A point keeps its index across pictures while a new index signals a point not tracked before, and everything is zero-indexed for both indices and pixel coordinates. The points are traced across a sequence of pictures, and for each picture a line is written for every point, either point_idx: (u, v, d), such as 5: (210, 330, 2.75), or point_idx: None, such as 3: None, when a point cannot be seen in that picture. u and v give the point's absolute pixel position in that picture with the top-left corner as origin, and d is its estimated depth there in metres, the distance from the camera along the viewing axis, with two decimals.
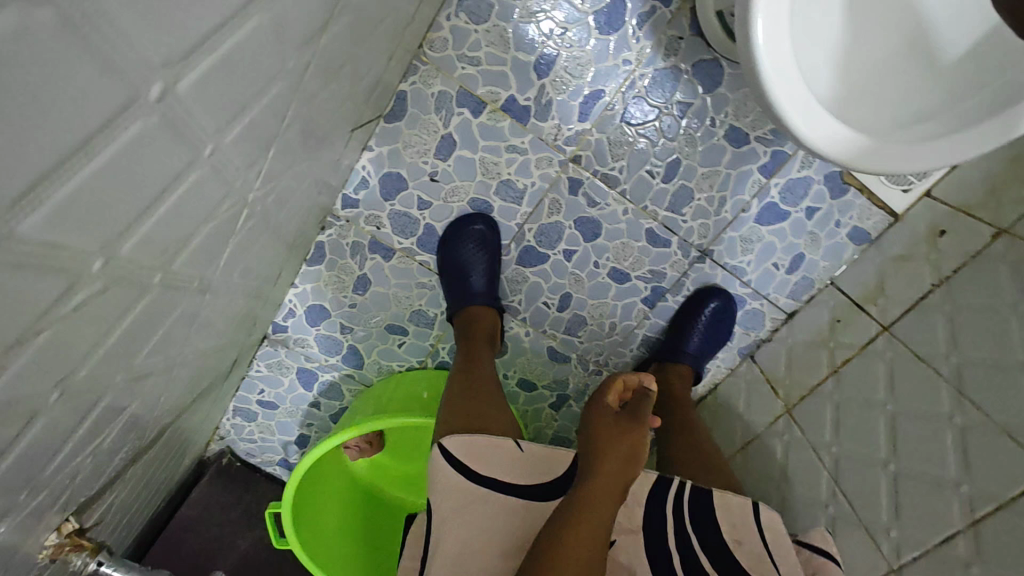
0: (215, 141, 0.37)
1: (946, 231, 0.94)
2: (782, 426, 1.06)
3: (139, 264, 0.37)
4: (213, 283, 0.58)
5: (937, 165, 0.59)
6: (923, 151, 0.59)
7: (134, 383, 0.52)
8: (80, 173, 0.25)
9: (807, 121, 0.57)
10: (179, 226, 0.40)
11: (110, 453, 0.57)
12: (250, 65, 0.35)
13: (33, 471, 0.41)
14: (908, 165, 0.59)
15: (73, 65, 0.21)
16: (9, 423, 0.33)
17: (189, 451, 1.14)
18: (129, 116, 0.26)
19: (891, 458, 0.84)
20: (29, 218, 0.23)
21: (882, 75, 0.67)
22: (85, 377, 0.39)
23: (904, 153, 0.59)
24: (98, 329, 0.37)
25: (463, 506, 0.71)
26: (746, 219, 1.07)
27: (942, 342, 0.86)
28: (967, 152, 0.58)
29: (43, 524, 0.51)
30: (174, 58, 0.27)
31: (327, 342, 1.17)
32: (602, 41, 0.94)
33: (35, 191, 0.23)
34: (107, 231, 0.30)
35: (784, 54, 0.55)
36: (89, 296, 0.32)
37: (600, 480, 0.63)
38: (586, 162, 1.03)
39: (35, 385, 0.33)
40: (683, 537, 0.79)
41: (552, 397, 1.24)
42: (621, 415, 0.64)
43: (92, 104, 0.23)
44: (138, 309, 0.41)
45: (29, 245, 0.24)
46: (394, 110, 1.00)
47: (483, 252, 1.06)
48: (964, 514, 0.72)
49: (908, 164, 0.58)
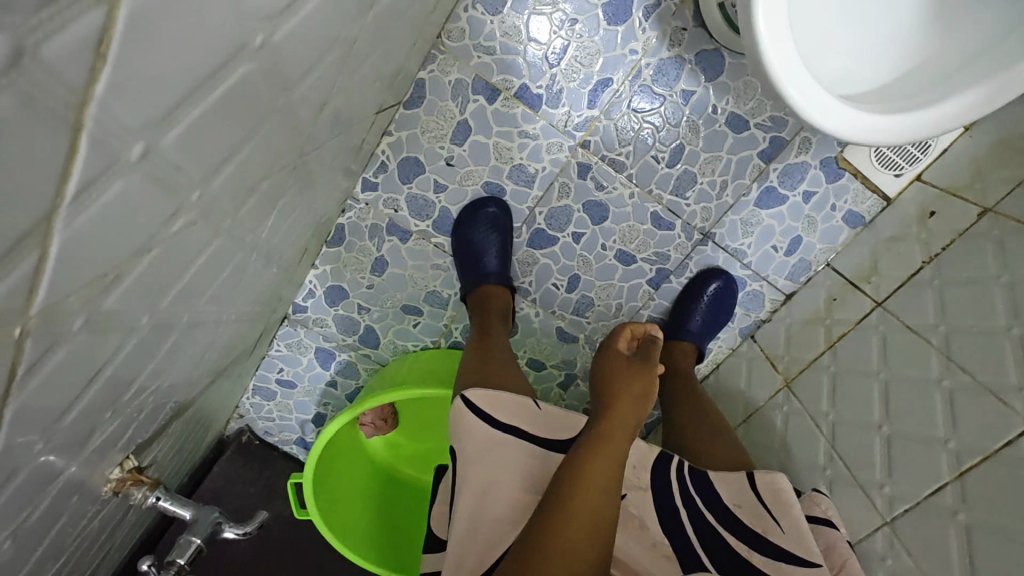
0: (284, 97, 0.42)
1: (934, 211, 1.00)
2: (781, 399, 1.11)
3: (219, 204, 0.42)
4: (257, 243, 0.63)
5: (919, 135, 0.63)
6: (919, 123, 0.63)
7: (191, 329, 0.57)
8: (202, 102, 0.30)
9: (805, 94, 0.61)
10: (249, 175, 0.45)
11: (164, 398, 0.62)
12: (315, 29, 0.40)
13: (114, 391, 0.46)
14: (894, 136, 0.63)
15: (220, 6, 0.26)
16: (114, 335, 0.38)
17: (212, 426, 1.19)
18: (241, 59, 0.31)
19: (885, 421, 0.89)
20: (168, 136, 0.28)
21: (882, 54, 0.72)
22: (164, 307, 0.45)
23: (893, 125, 0.63)
24: (182, 261, 0.42)
25: (485, 448, 0.78)
26: (747, 203, 1.12)
27: (932, 313, 0.91)
28: (948, 123, 0.63)
29: (109, 458, 0.56)
30: (275, 12, 0.32)
31: (345, 322, 1.22)
32: (610, 32, 1.00)
33: (175, 113, 0.28)
34: (207, 165, 0.35)
35: (782, 37, 0.59)
36: (185, 224, 0.38)
37: (616, 418, 0.70)
38: (594, 147, 1.08)
39: (137, 302, 0.38)
40: (689, 497, 0.85)
41: (560, 376, 1.29)
42: (633, 358, 0.75)
43: (221, 44, 0.28)
44: (209, 250, 0.46)
45: (163, 161, 0.29)
46: (413, 97, 1.05)
47: (496, 234, 1.11)
48: (952, 467, 0.77)
49: (896, 136, 0.63)
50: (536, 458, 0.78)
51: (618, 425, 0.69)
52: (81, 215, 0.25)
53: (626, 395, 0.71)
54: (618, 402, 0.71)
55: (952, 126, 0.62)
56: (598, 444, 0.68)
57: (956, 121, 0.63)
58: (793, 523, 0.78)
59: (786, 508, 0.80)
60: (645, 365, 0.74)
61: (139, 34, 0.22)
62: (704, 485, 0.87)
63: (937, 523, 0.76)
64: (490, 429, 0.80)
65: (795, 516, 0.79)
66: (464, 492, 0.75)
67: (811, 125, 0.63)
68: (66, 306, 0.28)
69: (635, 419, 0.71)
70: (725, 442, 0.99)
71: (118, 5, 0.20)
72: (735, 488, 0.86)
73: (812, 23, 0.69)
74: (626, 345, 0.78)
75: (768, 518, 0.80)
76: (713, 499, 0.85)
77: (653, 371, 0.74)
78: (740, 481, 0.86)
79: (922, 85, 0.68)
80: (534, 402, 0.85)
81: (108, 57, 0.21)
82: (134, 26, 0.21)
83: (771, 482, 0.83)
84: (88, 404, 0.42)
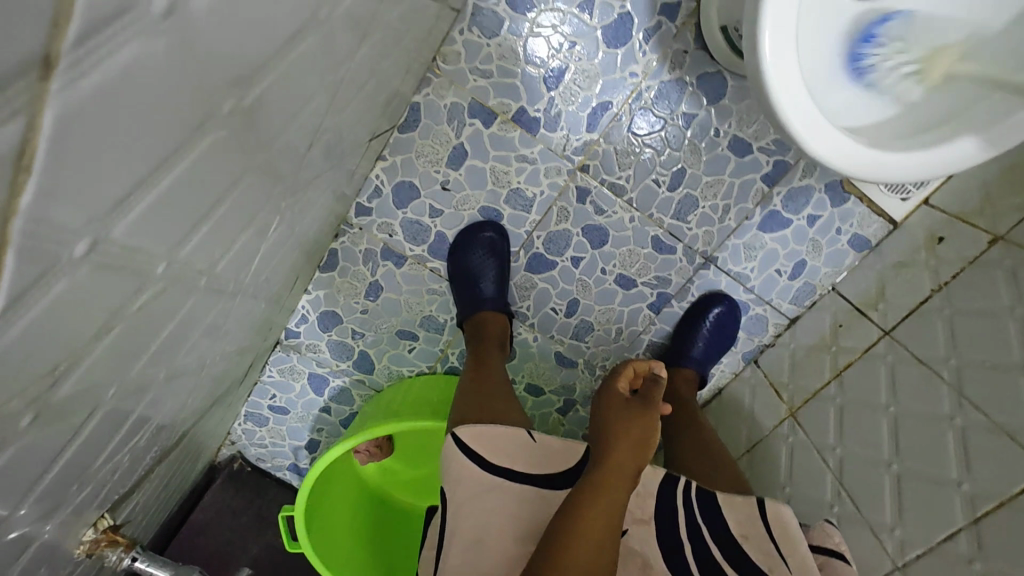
0: (262, 152, 0.40)
1: (943, 238, 0.97)
2: (786, 429, 1.08)
3: (191, 268, 0.39)
4: (241, 287, 0.60)
5: (929, 174, 0.61)
6: (925, 160, 0.60)
7: (169, 384, 0.54)
8: (160, 183, 0.27)
9: (810, 129, 0.58)
10: (225, 233, 0.42)
11: (143, 451, 0.59)
12: (294, 82, 0.38)
13: (80, 460, 0.43)
14: (905, 173, 0.61)
15: (175, 87, 0.23)
16: (74, 415, 0.35)
17: (203, 455, 1.15)
18: (206, 129, 0.28)
19: (894, 459, 0.86)
20: (121, 225, 0.26)
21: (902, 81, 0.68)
22: (135, 373, 0.42)
23: (904, 161, 0.61)
24: (151, 329, 0.39)
25: (476, 494, 0.75)
26: (750, 226, 1.09)
27: (943, 345, 0.88)
28: (958, 162, 0.60)
29: (82, 520, 0.53)
30: (245, 77, 0.29)
31: (339, 347, 1.19)
32: (610, 54, 0.97)
33: (127, 201, 0.25)
34: (172, 237, 0.33)
35: (786, 62, 0.56)
36: (152, 295, 0.35)
37: (613, 465, 0.67)
38: (593, 171, 1.05)
39: (98, 381, 0.35)
40: (695, 528, 0.82)
41: (559, 402, 1.26)
42: (633, 400, 0.72)
43: (179, 121, 0.25)
44: (183, 311, 0.43)
45: (117, 250, 0.27)
46: (407, 120, 1.02)
47: (492, 259, 1.09)
48: (966, 512, 0.74)
49: (905, 173, 0.61)
50: (531, 500, 0.76)
51: (615, 473, 0.67)
52: (13, 327, 0.22)
53: (624, 440, 0.69)
54: (615, 447, 0.68)
55: (962, 166, 0.60)
56: (593, 492, 0.66)
57: (969, 159, 0.60)
58: (802, 563, 0.74)
59: (793, 546, 0.76)
60: (645, 407, 0.71)
61: (71, 134, 0.19)
62: (712, 511, 0.83)
63: (950, 570, 0.73)
64: (482, 471, 0.77)
65: (803, 556, 0.75)
66: (456, 541, 0.73)
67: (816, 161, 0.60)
68: (5, 411, 0.26)
69: (633, 466, 0.68)
70: (730, 473, 0.96)
71: (40, 113, 0.17)
72: (743, 517, 0.82)
73: (817, 50, 0.67)
74: (627, 385, 0.75)
75: (775, 557, 0.77)
76: (718, 527, 0.81)
77: (654, 413, 0.71)
78: (749, 507, 0.82)
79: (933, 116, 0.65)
80: (527, 433, 0.82)
81: (34, 167, 0.18)
82: (64, 129, 0.18)
83: (779, 516, 0.79)
84: (49, 480, 0.39)
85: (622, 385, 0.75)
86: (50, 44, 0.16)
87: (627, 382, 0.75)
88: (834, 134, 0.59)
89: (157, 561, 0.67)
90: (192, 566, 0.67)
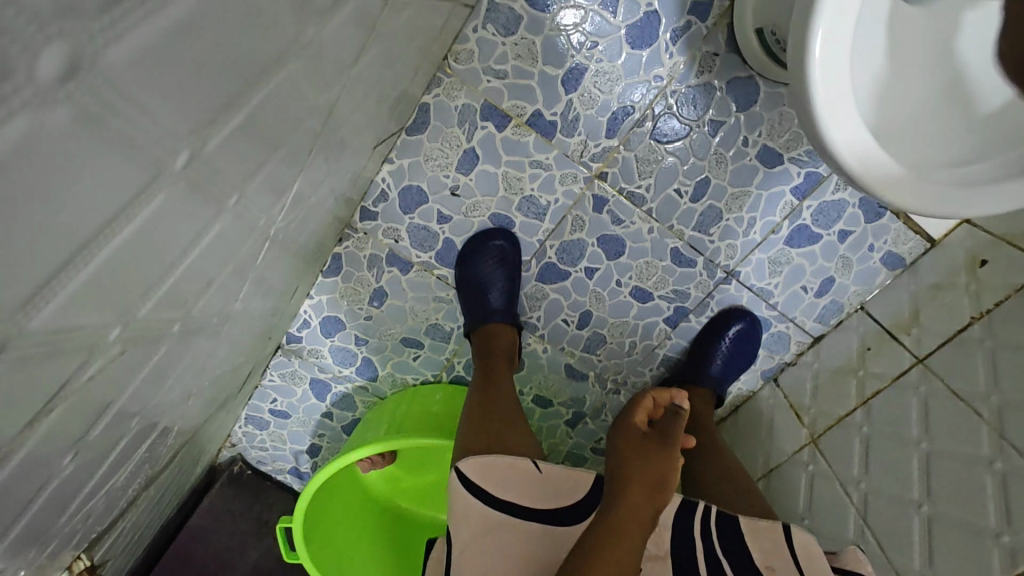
0: (240, 190, 0.35)
1: (987, 260, 0.90)
2: (806, 456, 1.03)
3: (159, 320, 0.35)
4: (230, 313, 0.56)
5: (946, 210, 0.55)
6: (973, 193, 0.55)
7: (147, 422, 0.50)
8: (96, 257, 0.22)
9: (840, 126, 0.51)
10: (200, 277, 0.38)
11: (123, 486, 0.55)
12: (273, 114, 0.33)
13: (41, 520, 0.39)
14: (923, 203, 0.54)
15: (93, 155, 0.19)
16: (20, 492, 0.31)
17: (200, 460, 1.13)
18: (155, 189, 0.24)
19: (925, 500, 0.81)
20: (43, 311, 0.21)
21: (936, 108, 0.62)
22: (101, 428, 0.38)
23: (924, 190, 0.54)
24: (115, 387, 0.35)
25: (482, 532, 0.71)
26: (776, 241, 1.03)
27: (983, 380, 0.82)
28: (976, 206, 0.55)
29: (54, 566, 0.50)
30: (203, 123, 0.25)
31: (342, 353, 1.15)
32: (634, 56, 0.91)
33: (46, 287, 0.20)
34: (126, 301, 0.28)
35: (838, 76, 0.50)
36: (108, 360, 0.31)
37: (626, 509, 0.62)
38: (611, 179, 0.99)
39: (49, 454, 0.31)
40: (714, 559, 0.75)
41: (568, 415, 1.21)
42: (650, 438, 0.64)
43: (111, 189, 0.21)
44: (155, 358, 0.39)
45: (42, 337, 0.22)
46: (416, 121, 0.97)
47: (503, 270, 1.03)
48: (1005, 566, 0.69)
49: (923, 205, 0.54)
50: (540, 539, 0.71)
51: (628, 519, 0.62)
52: None
53: (639, 482, 0.62)
54: (629, 490, 0.62)
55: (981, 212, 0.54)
56: (604, 540, 0.61)
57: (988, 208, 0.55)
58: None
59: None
60: (663, 444, 0.63)
61: None
62: (736, 545, 0.76)
63: None
64: (486, 508, 0.73)
65: None
66: None
67: (836, 164, 0.53)
68: None
69: (650, 509, 0.63)
70: (752, 501, 0.90)
71: None
72: (766, 547, 0.75)
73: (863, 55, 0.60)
74: (644, 417, 0.67)
75: None
76: (741, 557, 0.75)
77: (675, 450, 0.64)
78: (773, 534, 0.76)
79: (985, 143, 0.59)
80: (532, 464, 0.78)
81: None
82: None
83: (807, 545, 0.73)
84: (2, 550, 0.36)
85: (638, 418, 0.67)
86: None
87: (644, 415, 0.67)
88: (883, 159, 0.53)
89: None
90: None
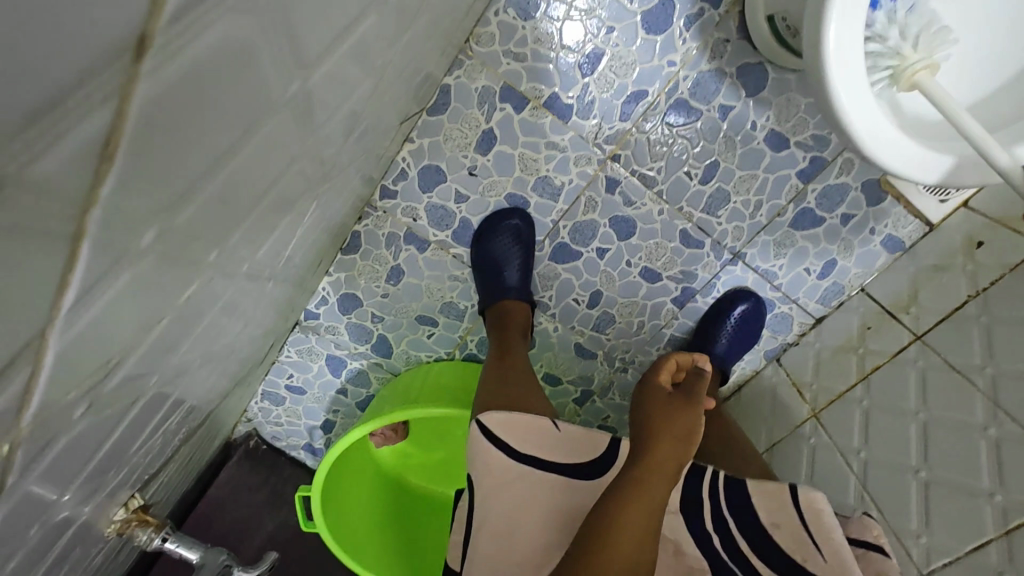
0: (314, 137, 0.39)
1: (983, 242, 0.94)
2: (808, 429, 1.07)
3: (239, 253, 0.38)
4: (274, 272, 0.59)
5: (907, 167, 0.58)
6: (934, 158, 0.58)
7: (201, 367, 0.53)
8: (226, 168, 0.26)
9: (839, 57, 0.54)
10: (269, 219, 0.41)
11: (172, 433, 0.59)
12: (349, 68, 0.37)
13: (118, 445, 0.43)
14: (893, 153, 0.57)
15: (247, 71, 0.23)
16: (119, 404, 0.35)
17: (220, 433, 1.15)
18: (273, 114, 0.28)
19: (923, 466, 0.85)
20: (185, 212, 0.25)
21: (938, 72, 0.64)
22: (176, 359, 0.41)
23: (898, 142, 0.57)
24: (195, 317, 0.38)
25: (507, 481, 0.77)
26: (781, 224, 1.07)
27: (979, 353, 0.85)
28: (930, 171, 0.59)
29: (114, 501, 0.53)
30: (310, 60, 0.28)
31: (358, 330, 1.18)
32: (649, 42, 0.95)
33: (195, 187, 0.24)
34: (228, 224, 0.31)
35: (850, 13, 0.53)
36: (202, 283, 0.34)
37: (654, 462, 0.66)
38: (624, 161, 1.03)
39: (144, 368, 0.35)
40: (721, 517, 0.80)
41: (576, 393, 1.25)
42: (676, 395, 0.69)
43: (247, 103, 0.24)
44: (225, 296, 0.43)
45: (179, 237, 0.26)
46: (437, 103, 1.00)
47: (517, 247, 1.07)
48: (997, 524, 0.73)
49: (890, 157, 0.57)
50: (560, 489, 0.77)
51: (655, 469, 0.66)
52: (76, 325, 0.21)
53: (667, 436, 0.67)
54: (657, 445, 0.66)
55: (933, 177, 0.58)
56: (632, 492, 0.65)
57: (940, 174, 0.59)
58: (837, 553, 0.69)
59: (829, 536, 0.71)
60: (687, 401, 0.69)
61: (157, 122, 0.19)
62: (747, 510, 0.79)
63: None
64: (512, 460, 0.78)
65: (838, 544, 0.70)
66: (482, 532, 0.75)
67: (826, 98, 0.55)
68: (63, 403, 0.25)
69: (675, 462, 0.67)
70: (752, 466, 0.95)
71: (127, 99, 0.17)
72: (772, 504, 0.77)
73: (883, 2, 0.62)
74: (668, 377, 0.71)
75: (807, 545, 0.72)
76: (750, 518, 0.78)
77: (697, 406, 0.69)
78: (780, 495, 0.77)
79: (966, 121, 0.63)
80: (551, 423, 0.84)
81: (116, 159, 0.18)
82: (149, 117, 0.18)
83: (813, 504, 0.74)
84: (90, 466, 0.39)
85: (663, 377, 0.71)
86: (145, 23, 0.16)
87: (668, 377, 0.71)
88: (877, 116, 0.56)
89: (187, 542, 0.72)
90: (219, 549, 0.71)
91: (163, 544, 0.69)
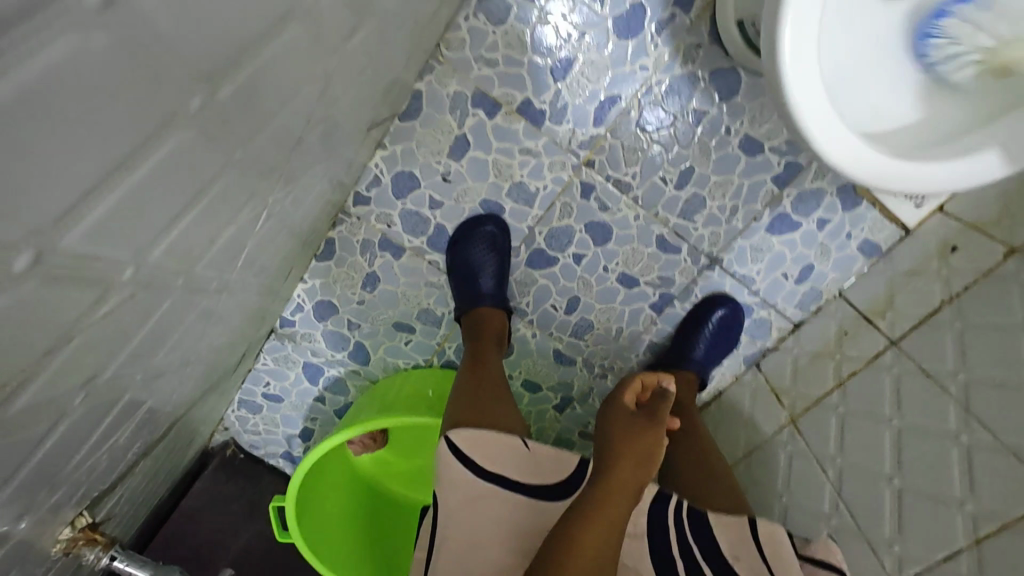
0: (242, 149, 0.39)
1: (957, 246, 0.93)
2: (786, 435, 1.06)
3: (165, 269, 0.38)
4: (228, 283, 0.59)
5: (872, 174, 0.57)
6: (903, 167, 0.57)
7: (147, 382, 0.53)
8: (117, 189, 0.27)
9: (795, 61, 0.53)
10: (202, 235, 0.41)
11: (122, 448, 0.58)
12: (272, 81, 0.37)
13: (47, 465, 0.42)
14: (853, 159, 0.56)
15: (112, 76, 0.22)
16: (35, 427, 0.34)
17: (194, 442, 1.14)
18: (168, 131, 0.28)
19: (896, 473, 0.85)
20: (69, 234, 0.25)
21: (892, 97, 0.65)
22: (107, 377, 0.41)
23: (858, 147, 0.56)
24: (123, 335, 0.38)
25: (470, 500, 0.76)
26: (758, 228, 1.06)
27: (951, 359, 0.85)
28: (892, 180, 0.58)
29: (58, 519, 0.53)
30: (207, 75, 0.29)
31: (335, 337, 1.17)
32: (620, 46, 0.94)
33: (76, 209, 0.24)
34: (140, 241, 0.32)
35: (805, 22, 0.52)
36: (118, 302, 0.34)
37: (616, 478, 0.66)
38: (599, 166, 1.02)
39: (61, 390, 0.34)
40: (685, 545, 0.78)
41: (556, 399, 1.24)
42: (639, 416, 0.69)
43: (127, 122, 0.25)
44: (160, 312, 0.42)
45: (67, 258, 0.26)
46: (409, 109, 1.00)
47: (492, 254, 1.06)
48: (967, 532, 0.73)
49: (852, 163, 0.56)
50: (526, 512, 0.76)
51: (617, 489, 0.65)
52: None
53: (629, 455, 0.66)
54: (619, 463, 0.66)
55: (896, 186, 0.57)
56: (592, 510, 0.64)
57: (904, 183, 0.58)
58: None
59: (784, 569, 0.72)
60: (651, 422, 0.68)
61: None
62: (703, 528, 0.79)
63: None
64: (477, 478, 0.78)
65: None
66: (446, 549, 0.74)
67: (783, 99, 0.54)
68: None
69: (636, 480, 0.67)
70: (724, 483, 0.94)
71: None
72: (733, 538, 0.77)
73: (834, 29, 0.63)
74: (633, 399, 0.71)
75: None
76: (708, 545, 0.78)
77: (660, 428, 0.68)
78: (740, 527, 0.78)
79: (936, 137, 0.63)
80: (520, 440, 0.82)
81: None
82: None
83: (772, 535, 0.75)
84: (12, 488, 0.38)
85: (627, 399, 0.70)
86: None
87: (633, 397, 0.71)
88: (836, 122, 0.55)
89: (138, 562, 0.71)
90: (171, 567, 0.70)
91: (110, 563, 0.69)
